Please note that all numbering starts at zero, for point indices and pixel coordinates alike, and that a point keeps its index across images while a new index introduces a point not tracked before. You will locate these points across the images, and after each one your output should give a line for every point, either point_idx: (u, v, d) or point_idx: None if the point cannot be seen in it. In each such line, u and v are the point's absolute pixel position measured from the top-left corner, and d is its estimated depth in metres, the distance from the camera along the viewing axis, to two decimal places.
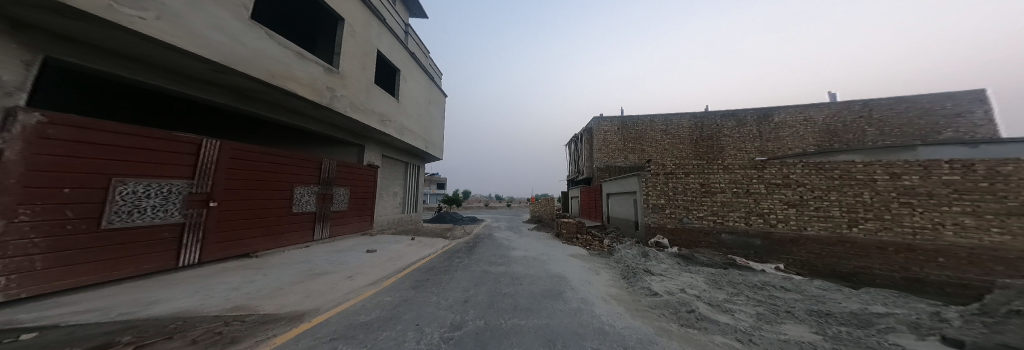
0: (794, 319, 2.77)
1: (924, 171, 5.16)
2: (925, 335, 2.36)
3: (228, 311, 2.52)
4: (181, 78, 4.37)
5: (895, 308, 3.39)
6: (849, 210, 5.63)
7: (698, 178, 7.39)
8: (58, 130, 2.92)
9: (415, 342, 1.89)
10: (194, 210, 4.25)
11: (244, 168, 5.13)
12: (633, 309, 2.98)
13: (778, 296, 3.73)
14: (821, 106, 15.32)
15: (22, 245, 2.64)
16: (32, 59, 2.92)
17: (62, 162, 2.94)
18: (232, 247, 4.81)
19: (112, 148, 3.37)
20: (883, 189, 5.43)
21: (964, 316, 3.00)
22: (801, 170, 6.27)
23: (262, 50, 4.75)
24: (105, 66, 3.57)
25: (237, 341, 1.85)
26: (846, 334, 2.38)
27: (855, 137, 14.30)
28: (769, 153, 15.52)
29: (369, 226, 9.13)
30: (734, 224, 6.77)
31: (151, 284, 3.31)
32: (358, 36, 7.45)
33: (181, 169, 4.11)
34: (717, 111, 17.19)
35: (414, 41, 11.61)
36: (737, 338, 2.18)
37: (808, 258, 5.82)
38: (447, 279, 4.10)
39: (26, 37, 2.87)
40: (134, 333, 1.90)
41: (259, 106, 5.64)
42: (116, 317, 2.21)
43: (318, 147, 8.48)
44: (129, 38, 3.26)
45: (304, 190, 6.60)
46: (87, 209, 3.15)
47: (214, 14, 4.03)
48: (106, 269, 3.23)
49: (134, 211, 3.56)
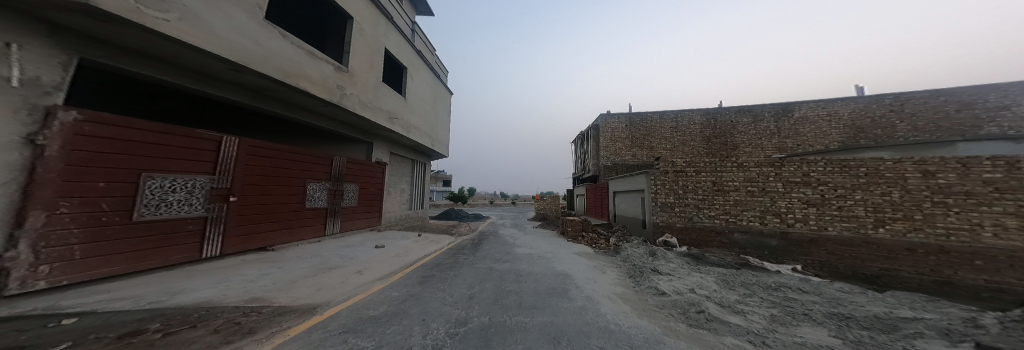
0: (810, 322, 2.65)
1: (961, 169, 4.80)
2: (958, 342, 2.20)
3: (246, 302, 2.65)
4: (201, 78, 4.56)
5: (924, 312, 3.19)
6: (876, 210, 5.31)
7: (710, 176, 7.15)
8: (92, 127, 3.13)
9: (421, 337, 1.93)
10: (215, 204, 4.45)
11: (260, 164, 5.34)
12: (641, 308, 2.92)
13: (794, 297, 3.58)
14: (845, 100, 14.54)
15: (64, 235, 2.85)
16: (66, 61, 3.12)
17: (95, 157, 3.14)
18: (250, 240, 5.03)
19: (142, 145, 3.60)
20: (914, 188, 5.09)
21: (1001, 322, 2.78)
22: (823, 167, 5.96)
23: (277, 50, 4.92)
24: (133, 66, 3.77)
25: (253, 331, 1.94)
26: (869, 338, 2.26)
27: (884, 133, 13.48)
28: (787, 150, 14.86)
29: (379, 222, 9.37)
30: (748, 223, 6.51)
31: (177, 275, 3.52)
32: (366, 35, 7.57)
33: (203, 165, 4.31)
34: (731, 107, 16.57)
35: (421, 40, 11.73)
36: (749, 339, 2.11)
37: (828, 259, 5.53)
38: (453, 275, 4.16)
39: (60, 39, 3.05)
40: (162, 321, 2.03)
41: (274, 104, 5.84)
42: (146, 305, 2.37)
43: (329, 145, 8.72)
44: (156, 40, 3.46)
45: (317, 186, 6.82)
46: (119, 203, 3.36)
47: (230, 16, 4.19)
48: (136, 260, 3.45)
49: (160, 205, 3.77)
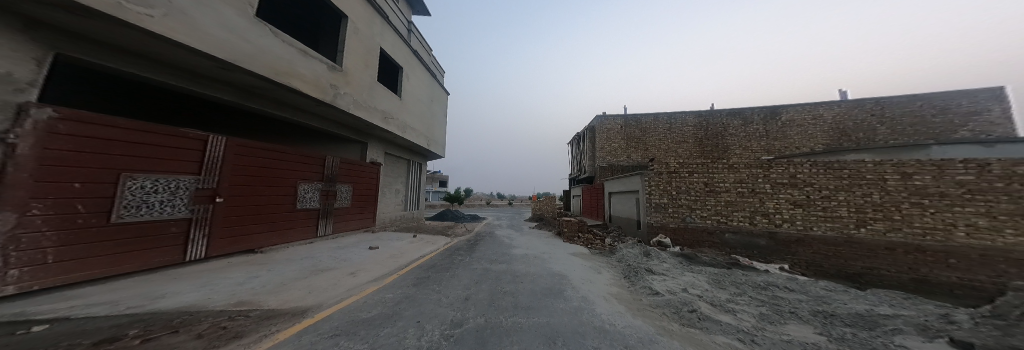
0: (797, 319, 2.74)
1: (936, 171, 5.01)
2: (933, 337, 2.32)
3: (232, 306, 2.57)
4: (187, 75, 4.39)
5: (902, 309, 3.34)
6: (858, 210, 5.53)
7: (702, 177, 7.31)
8: (68, 126, 2.98)
9: (415, 339, 1.90)
10: (199, 205, 4.30)
11: (249, 164, 5.18)
12: (635, 308, 2.96)
13: (781, 296, 3.68)
14: (830, 104, 15.02)
15: (36, 238, 2.71)
16: (42, 55, 2.97)
17: (71, 156, 3.00)
18: (238, 243, 4.89)
19: (122, 145, 3.44)
20: (894, 189, 5.31)
21: (974, 318, 2.93)
22: (810, 169, 6.14)
23: (267, 48, 4.78)
24: (114, 63, 3.60)
25: (240, 336, 1.88)
26: (851, 335, 2.34)
27: (866, 136, 14.02)
28: (775, 152, 15.30)
29: (373, 223, 9.22)
30: (738, 224, 6.69)
31: (159, 279, 3.38)
32: (360, 33, 7.42)
33: (187, 165, 4.16)
34: (723, 109, 16.92)
35: (417, 38, 11.55)
36: (739, 337, 2.17)
37: (814, 258, 5.73)
38: (448, 277, 4.12)
39: (35, 33, 2.90)
40: (141, 326, 1.95)
41: (265, 103, 5.68)
42: (125, 310, 2.27)
43: (320, 144, 8.53)
44: (140, 36, 3.32)
45: (308, 187, 6.66)
46: (96, 204, 3.21)
47: (219, 11, 4.05)
48: (113, 263, 3.29)
49: (141, 206, 3.62)
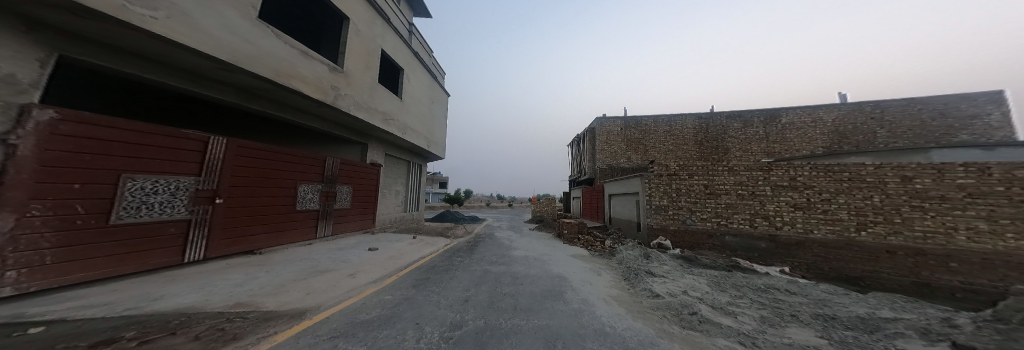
0: (797, 322, 2.74)
1: (937, 175, 5.01)
2: (935, 341, 2.31)
3: (231, 307, 2.56)
4: (188, 76, 4.40)
5: (904, 312, 3.33)
6: (858, 213, 5.51)
7: (702, 179, 7.30)
8: (69, 126, 2.98)
9: (415, 341, 1.89)
10: (199, 206, 4.30)
11: (249, 165, 5.18)
12: (635, 310, 2.96)
13: (783, 299, 3.67)
14: (830, 107, 15.06)
15: (34, 239, 2.70)
16: (44, 56, 2.98)
17: (71, 157, 3.00)
18: (237, 244, 4.88)
19: (123, 145, 3.45)
20: (894, 193, 5.30)
21: (976, 322, 2.92)
22: (810, 172, 6.13)
23: (269, 49, 4.80)
24: (116, 64, 3.61)
25: (238, 338, 1.88)
26: (852, 338, 2.34)
27: (865, 139, 14.06)
28: (775, 154, 15.32)
29: (372, 224, 9.20)
30: (738, 226, 6.68)
31: (158, 280, 3.38)
32: (361, 35, 7.43)
33: (187, 166, 4.15)
34: (723, 112, 16.95)
35: (417, 40, 11.58)
36: (740, 340, 2.16)
37: (815, 261, 5.71)
38: (448, 278, 4.11)
39: (39, 35, 2.92)
40: (139, 328, 1.93)
41: (265, 104, 5.69)
42: (123, 312, 2.26)
43: (321, 145, 8.54)
44: (142, 37, 3.33)
45: (308, 188, 6.65)
46: (95, 205, 3.21)
47: (221, 13, 4.07)
48: (111, 264, 3.29)
49: (141, 207, 3.62)
